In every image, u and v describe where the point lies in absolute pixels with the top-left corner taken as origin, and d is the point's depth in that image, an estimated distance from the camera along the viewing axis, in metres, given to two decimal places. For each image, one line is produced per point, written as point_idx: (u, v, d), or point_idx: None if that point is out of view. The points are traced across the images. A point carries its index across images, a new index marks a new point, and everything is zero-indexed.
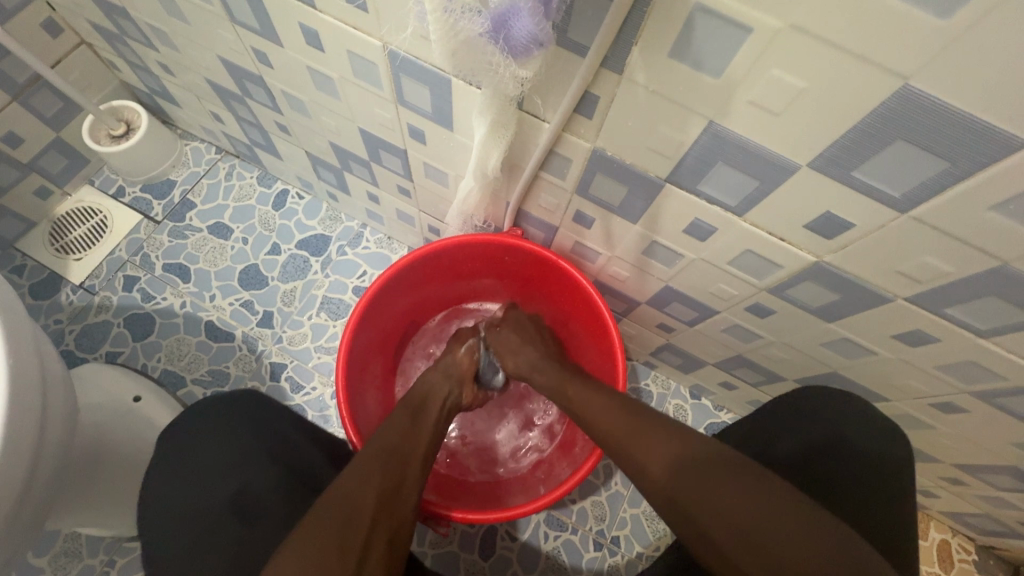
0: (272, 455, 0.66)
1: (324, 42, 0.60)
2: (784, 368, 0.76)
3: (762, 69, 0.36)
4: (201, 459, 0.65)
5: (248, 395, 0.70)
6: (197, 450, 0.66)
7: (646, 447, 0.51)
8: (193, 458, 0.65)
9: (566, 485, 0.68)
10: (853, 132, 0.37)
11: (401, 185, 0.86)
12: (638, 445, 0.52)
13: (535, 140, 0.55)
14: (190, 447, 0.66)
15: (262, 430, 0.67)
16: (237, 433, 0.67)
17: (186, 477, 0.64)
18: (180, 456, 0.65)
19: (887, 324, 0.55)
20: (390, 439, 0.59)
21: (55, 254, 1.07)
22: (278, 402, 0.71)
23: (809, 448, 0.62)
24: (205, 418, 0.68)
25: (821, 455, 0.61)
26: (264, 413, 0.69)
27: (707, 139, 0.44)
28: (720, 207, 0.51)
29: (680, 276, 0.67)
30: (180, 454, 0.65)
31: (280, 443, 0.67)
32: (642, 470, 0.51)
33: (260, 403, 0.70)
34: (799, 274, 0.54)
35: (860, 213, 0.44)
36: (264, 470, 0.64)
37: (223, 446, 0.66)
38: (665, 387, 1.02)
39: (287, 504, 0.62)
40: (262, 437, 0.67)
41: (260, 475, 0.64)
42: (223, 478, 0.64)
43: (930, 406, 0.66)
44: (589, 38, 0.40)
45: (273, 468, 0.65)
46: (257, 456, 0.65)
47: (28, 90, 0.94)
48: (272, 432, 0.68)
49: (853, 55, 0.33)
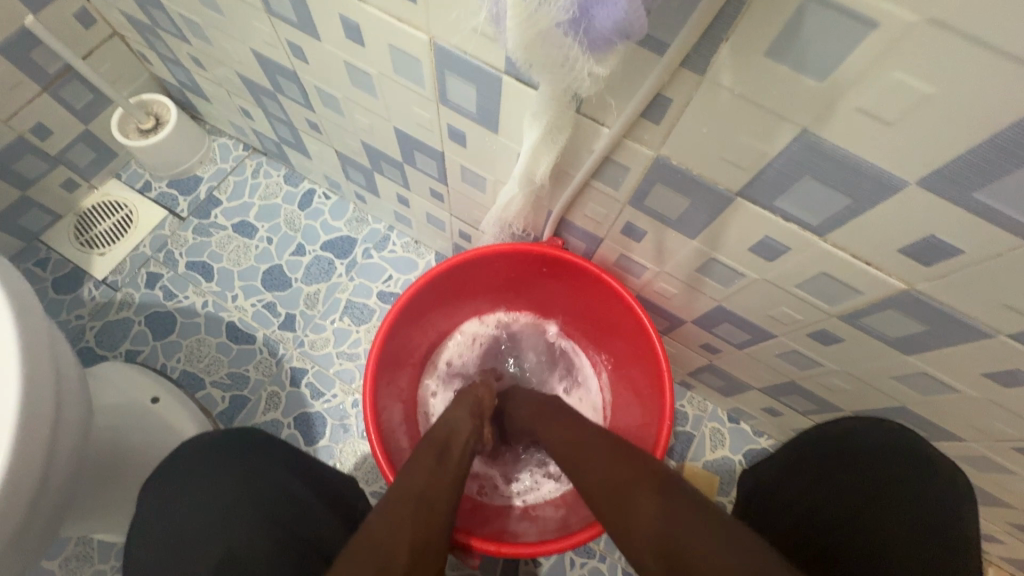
0: (264, 510, 0.61)
1: (365, 36, 0.56)
2: (842, 398, 0.70)
3: (882, 70, 0.31)
4: (192, 516, 0.62)
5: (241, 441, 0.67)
6: (187, 505, 0.63)
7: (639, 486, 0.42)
8: (184, 515, 0.62)
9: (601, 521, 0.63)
10: (984, 145, 0.32)
11: (434, 189, 0.82)
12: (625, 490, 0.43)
13: (590, 146, 0.51)
14: (183, 501, 0.63)
15: (255, 480, 0.63)
16: (230, 483, 0.63)
17: (178, 534, 0.61)
18: (171, 512, 0.63)
19: (979, 361, 0.49)
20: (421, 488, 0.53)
21: (79, 248, 1.06)
22: (267, 447, 0.67)
23: (857, 484, 0.56)
24: (198, 470, 0.65)
25: (875, 491, 0.56)
26: (252, 461, 0.65)
27: (796, 151, 0.39)
28: (798, 225, 0.46)
29: (736, 296, 0.61)
30: (172, 512, 0.63)
31: (271, 493, 0.63)
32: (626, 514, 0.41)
33: (254, 448, 0.67)
34: (880, 302, 0.49)
35: (973, 238, 0.38)
36: (250, 528, 0.60)
37: (211, 501, 0.62)
38: (701, 409, 0.97)
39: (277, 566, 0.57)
40: (253, 488, 0.63)
41: (250, 532, 0.60)
42: (213, 537, 0.60)
43: (1012, 450, 0.60)
44: (671, 34, 0.36)
45: (264, 524, 0.60)
46: (248, 509, 0.61)
47: (58, 81, 0.92)
48: (264, 481, 0.64)
49: (1005, 55, 0.27)
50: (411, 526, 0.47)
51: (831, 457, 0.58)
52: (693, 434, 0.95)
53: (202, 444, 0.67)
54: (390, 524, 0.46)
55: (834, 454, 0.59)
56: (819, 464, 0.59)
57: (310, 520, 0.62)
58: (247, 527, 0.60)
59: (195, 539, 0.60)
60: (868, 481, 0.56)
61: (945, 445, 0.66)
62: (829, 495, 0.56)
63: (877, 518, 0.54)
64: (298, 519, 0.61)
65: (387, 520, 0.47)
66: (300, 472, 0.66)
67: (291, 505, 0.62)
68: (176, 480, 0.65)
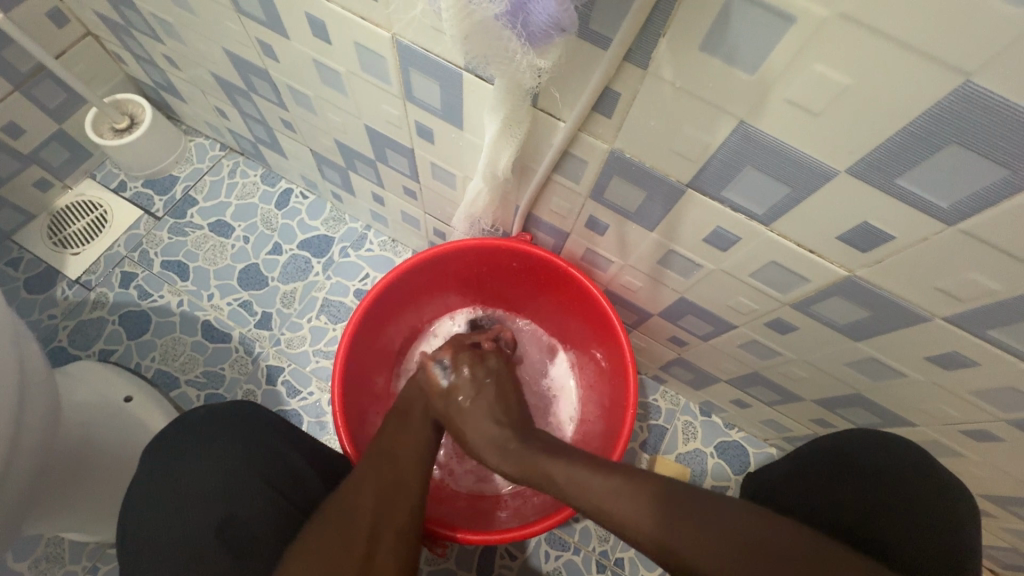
0: (266, 478, 0.62)
1: (331, 34, 0.57)
2: (803, 387, 0.72)
3: (804, 62, 0.33)
4: (190, 476, 0.62)
5: (237, 411, 0.67)
6: (186, 465, 0.62)
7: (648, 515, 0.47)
8: (182, 474, 0.62)
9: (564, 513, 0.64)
10: (902, 134, 0.34)
11: (407, 186, 0.84)
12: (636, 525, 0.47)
13: (548, 140, 0.52)
14: (182, 460, 0.63)
15: (257, 449, 0.64)
16: (227, 447, 0.63)
17: (171, 499, 0.61)
18: (165, 476, 0.62)
19: (920, 345, 0.51)
20: (385, 445, 0.60)
21: (52, 248, 1.05)
22: (262, 416, 0.67)
23: (857, 495, 0.58)
24: (200, 432, 0.65)
25: (874, 500, 0.58)
26: (248, 431, 0.65)
27: (736, 141, 0.41)
28: (745, 215, 0.48)
29: (696, 288, 0.63)
30: (169, 469, 0.62)
31: (269, 462, 0.64)
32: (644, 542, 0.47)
33: (257, 420, 0.67)
34: (826, 289, 0.51)
35: (901, 224, 0.40)
36: (249, 496, 0.61)
37: (205, 469, 0.62)
38: (674, 403, 0.99)
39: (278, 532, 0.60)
40: (256, 457, 0.63)
41: (250, 497, 0.61)
42: (211, 499, 0.61)
43: (961, 434, 0.62)
44: (613, 29, 0.37)
45: (265, 490, 0.62)
46: (247, 478, 0.62)
47: (31, 80, 0.92)
48: (267, 450, 0.64)
49: (909, 49, 0.29)
50: (375, 489, 0.54)
51: (828, 472, 0.60)
52: (665, 427, 0.97)
53: (191, 416, 0.66)
54: (357, 491, 0.54)
55: (830, 467, 0.60)
56: (816, 479, 0.60)
57: (309, 492, 0.64)
58: (247, 493, 0.61)
59: (192, 499, 0.61)
60: (865, 492, 0.58)
61: (900, 431, 0.68)
62: (832, 508, 0.58)
63: (879, 526, 0.56)
64: (297, 490, 0.63)
65: (354, 488, 0.55)
66: (300, 445, 0.67)
67: (292, 475, 0.64)
68: (167, 447, 0.64)
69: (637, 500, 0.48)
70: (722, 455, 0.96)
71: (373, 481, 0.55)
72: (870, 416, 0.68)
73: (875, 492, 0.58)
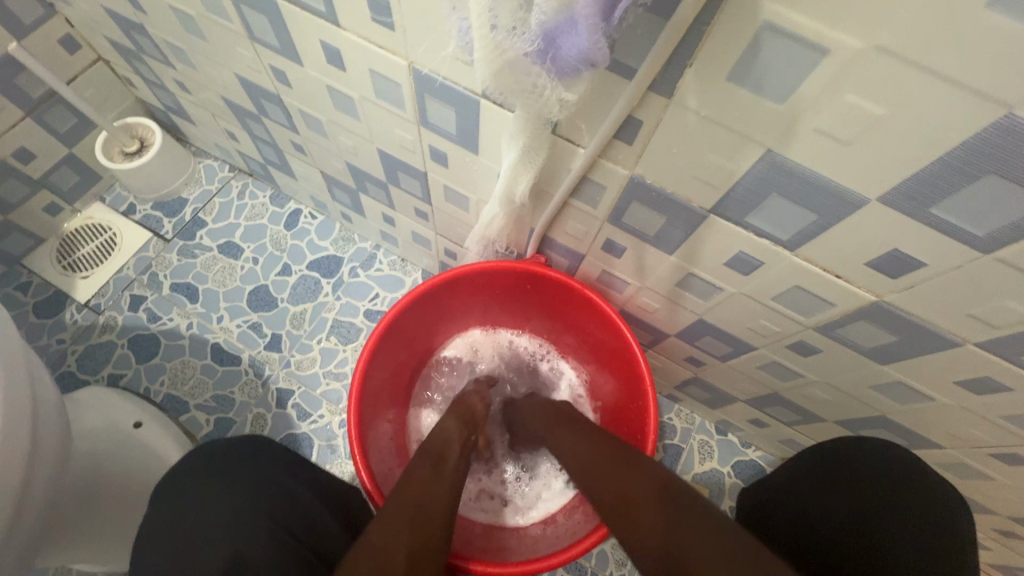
0: (272, 513, 0.61)
1: (346, 61, 0.57)
2: (824, 408, 0.71)
3: (837, 94, 0.32)
4: (199, 518, 0.61)
5: (248, 447, 0.67)
6: (192, 506, 0.62)
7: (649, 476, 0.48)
8: (190, 515, 0.61)
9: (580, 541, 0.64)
10: (938, 164, 0.33)
11: (419, 208, 0.83)
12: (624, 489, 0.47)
13: (567, 165, 0.52)
14: (190, 502, 0.62)
15: (264, 483, 0.63)
16: (238, 483, 0.63)
17: (181, 537, 0.60)
18: (176, 512, 0.62)
19: (949, 370, 0.50)
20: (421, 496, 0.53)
21: (61, 271, 1.05)
22: (274, 452, 0.68)
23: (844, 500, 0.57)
24: (207, 470, 0.65)
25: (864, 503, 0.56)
26: (259, 466, 0.65)
27: (762, 169, 0.41)
28: (769, 240, 0.47)
29: (715, 310, 0.62)
30: (179, 508, 0.62)
31: (279, 497, 0.63)
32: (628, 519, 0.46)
33: (265, 455, 0.67)
34: (853, 313, 0.50)
35: (933, 252, 0.40)
36: (256, 529, 0.59)
37: (214, 506, 0.61)
38: (689, 422, 0.97)
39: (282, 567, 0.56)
40: (261, 492, 0.62)
41: (255, 534, 0.59)
42: (216, 538, 0.59)
43: (990, 456, 0.60)
44: (637, 59, 0.37)
45: (269, 523, 0.60)
46: (255, 512, 0.60)
47: (42, 106, 0.92)
48: (271, 484, 0.64)
49: (948, 81, 0.29)
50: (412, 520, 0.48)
51: (819, 479, 0.60)
52: (681, 447, 0.96)
53: (203, 454, 0.67)
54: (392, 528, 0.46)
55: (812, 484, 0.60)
56: (809, 489, 0.60)
57: (312, 525, 0.62)
58: (253, 529, 0.59)
59: (197, 541, 0.59)
60: (851, 494, 0.57)
61: (925, 453, 0.67)
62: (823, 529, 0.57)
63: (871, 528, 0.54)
64: (300, 523, 0.61)
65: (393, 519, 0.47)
66: (305, 478, 0.67)
67: (296, 509, 0.63)
68: (180, 484, 0.64)
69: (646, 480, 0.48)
70: (739, 475, 0.94)
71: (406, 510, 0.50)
72: (894, 437, 0.67)
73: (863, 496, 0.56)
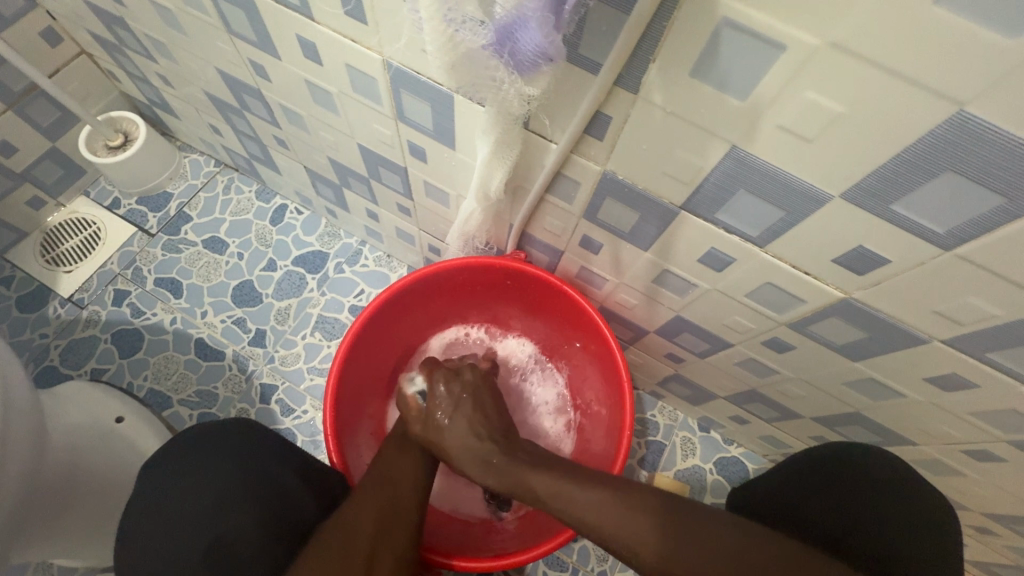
0: (258, 499, 0.61)
1: (322, 55, 0.57)
2: (802, 405, 0.71)
3: (796, 90, 0.33)
4: (184, 501, 0.61)
5: (233, 428, 0.66)
6: (174, 490, 0.61)
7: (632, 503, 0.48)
8: (175, 498, 0.61)
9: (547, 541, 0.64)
10: (896, 161, 0.34)
11: (401, 204, 0.83)
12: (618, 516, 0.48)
13: (540, 161, 0.52)
14: (175, 484, 0.62)
15: (249, 468, 0.63)
16: (223, 468, 0.62)
17: (166, 519, 0.60)
18: (160, 494, 0.61)
19: (919, 367, 0.51)
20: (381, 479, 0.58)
21: (44, 265, 1.04)
22: (261, 433, 0.66)
23: (838, 503, 0.57)
24: (188, 454, 0.64)
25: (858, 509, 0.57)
26: (243, 449, 0.64)
27: (729, 165, 0.41)
28: (740, 237, 0.47)
29: (692, 306, 0.63)
30: (163, 490, 0.62)
31: (264, 483, 0.62)
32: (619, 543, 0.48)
33: (245, 436, 0.65)
34: (823, 310, 0.50)
35: (897, 249, 0.40)
36: (241, 517, 0.60)
37: (199, 490, 0.61)
38: (672, 419, 0.98)
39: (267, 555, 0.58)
40: (243, 477, 0.62)
41: (241, 521, 0.59)
42: (203, 522, 0.59)
43: (962, 453, 0.61)
44: (602, 55, 0.37)
45: (253, 509, 0.60)
46: (241, 499, 0.60)
47: (24, 100, 0.92)
48: (256, 469, 0.63)
49: (901, 78, 0.29)
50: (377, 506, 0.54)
51: (819, 481, 0.59)
52: (664, 443, 0.96)
53: (187, 435, 0.65)
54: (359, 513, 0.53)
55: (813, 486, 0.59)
56: (809, 488, 0.59)
57: (296, 508, 0.62)
58: (239, 515, 0.60)
59: (183, 524, 0.59)
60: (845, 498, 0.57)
61: (900, 449, 0.67)
62: (814, 519, 0.57)
63: (861, 535, 0.56)
64: (284, 507, 0.61)
65: (359, 506, 0.53)
66: (286, 458, 0.65)
67: (279, 492, 0.62)
68: (164, 465, 0.63)
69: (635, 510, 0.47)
70: (721, 472, 0.95)
71: (375, 493, 0.55)
72: (869, 434, 0.67)
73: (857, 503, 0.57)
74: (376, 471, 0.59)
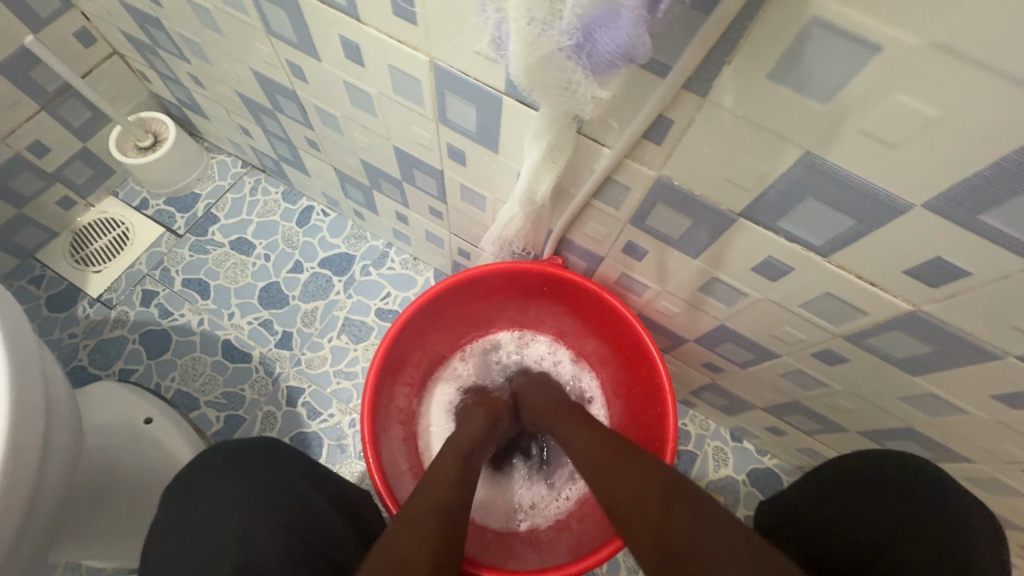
0: (284, 521, 0.60)
1: (365, 57, 0.56)
2: (847, 418, 0.69)
3: (888, 92, 0.31)
4: (211, 522, 0.60)
5: (263, 447, 0.65)
6: (206, 512, 0.61)
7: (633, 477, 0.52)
8: (201, 518, 0.60)
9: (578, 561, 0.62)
10: (991, 168, 0.32)
11: (434, 207, 0.82)
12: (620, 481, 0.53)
13: (590, 166, 0.50)
14: (202, 504, 0.61)
15: (277, 489, 0.62)
16: (249, 488, 0.62)
17: (191, 540, 0.59)
18: (187, 513, 0.61)
19: (986, 383, 0.48)
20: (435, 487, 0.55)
21: (74, 265, 1.05)
22: (289, 453, 0.66)
23: (872, 498, 0.55)
24: (222, 474, 0.63)
25: (889, 508, 0.54)
26: (271, 469, 0.63)
27: (799, 171, 0.39)
28: (801, 246, 0.46)
29: (739, 316, 0.61)
30: (190, 510, 0.61)
31: (292, 504, 0.61)
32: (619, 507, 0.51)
33: (281, 458, 0.65)
34: (886, 322, 0.48)
35: (979, 261, 0.38)
36: (268, 538, 0.58)
37: (225, 512, 0.60)
38: (704, 428, 0.96)
39: None
40: (279, 501, 0.61)
41: (268, 543, 0.58)
42: (229, 543, 0.58)
43: (1023, 472, 0.58)
44: (673, 56, 0.36)
45: (285, 536, 0.59)
46: (268, 520, 0.59)
47: (57, 100, 0.92)
48: (284, 491, 0.62)
49: (1012, 81, 0.27)
50: (439, 524, 0.49)
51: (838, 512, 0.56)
52: (696, 453, 0.94)
53: (215, 454, 0.65)
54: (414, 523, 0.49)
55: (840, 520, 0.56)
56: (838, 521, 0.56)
57: (330, 540, 0.60)
58: (266, 537, 0.58)
59: (209, 546, 0.58)
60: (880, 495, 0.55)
61: (953, 466, 0.64)
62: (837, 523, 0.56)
63: (896, 539, 0.52)
64: (316, 535, 0.60)
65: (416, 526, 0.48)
66: (319, 483, 0.64)
67: (311, 520, 0.61)
68: (191, 485, 0.62)
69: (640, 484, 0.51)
70: (755, 484, 0.92)
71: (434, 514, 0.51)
72: (920, 450, 0.65)
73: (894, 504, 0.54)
74: (431, 490, 0.54)
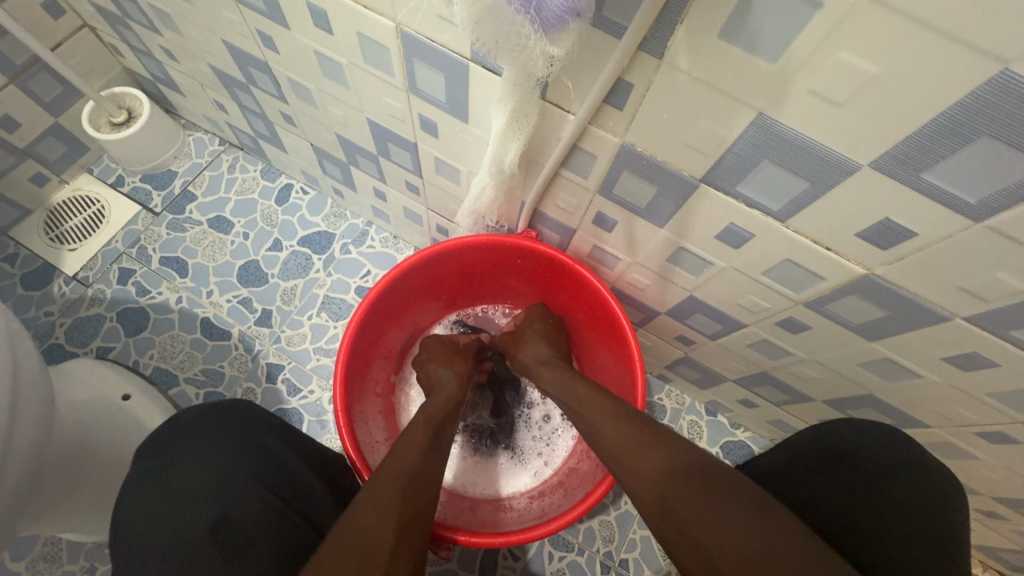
0: (260, 477, 0.61)
1: (333, 24, 0.56)
2: (813, 387, 0.71)
3: (832, 50, 0.31)
4: (183, 479, 0.60)
5: (238, 408, 0.66)
6: (183, 474, 0.60)
7: (651, 454, 0.48)
8: (174, 473, 0.60)
9: (533, 531, 0.63)
10: (932, 126, 0.33)
11: (410, 181, 0.82)
12: (639, 458, 0.49)
13: (556, 133, 0.51)
14: (175, 460, 0.61)
15: (253, 447, 0.63)
16: (225, 445, 0.62)
17: (165, 495, 0.59)
18: (161, 469, 0.61)
19: (938, 346, 0.50)
20: (414, 465, 0.52)
21: (48, 243, 1.03)
22: (265, 412, 0.67)
23: (855, 469, 0.57)
24: (197, 435, 0.63)
25: (873, 482, 0.56)
26: (247, 428, 0.64)
27: (754, 134, 0.40)
28: (760, 211, 0.47)
29: (706, 286, 0.62)
30: (162, 468, 0.61)
31: (270, 462, 0.63)
32: (640, 481, 0.48)
33: (256, 417, 0.66)
34: (842, 288, 0.50)
35: (925, 220, 0.39)
36: (245, 493, 0.59)
37: (199, 468, 0.60)
38: (679, 402, 0.97)
39: (273, 532, 0.57)
40: (253, 459, 0.62)
41: (244, 498, 0.59)
42: (204, 499, 0.58)
43: (976, 435, 0.61)
44: (627, 17, 0.36)
45: (262, 492, 0.60)
46: (244, 477, 0.60)
47: (27, 73, 0.90)
48: (261, 449, 0.63)
49: (945, 35, 0.28)
50: (401, 502, 0.48)
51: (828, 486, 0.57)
52: (671, 426, 0.96)
53: (190, 415, 0.65)
54: (381, 502, 0.47)
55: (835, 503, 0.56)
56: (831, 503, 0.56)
57: (310, 501, 0.62)
58: (242, 492, 0.59)
59: (184, 499, 0.58)
60: (872, 473, 0.56)
61: (913, 432, 0.67)
62: (825, 479, 0.57)
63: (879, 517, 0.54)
64: (293, 493, 0.62)
65: (379, 503, 0.46)
66: (294, 446, 0.66)
67: (291, 480, 0.63)
68: (165, 443, 0.63)
69: (657, 462, 0.47)
70: (727, 455, 0.95)
71: (397, 490, 0.49)
72: (881, 416, 0.67)
73: (894, 487, 0.55)
74: (395, 461, 0.52)
